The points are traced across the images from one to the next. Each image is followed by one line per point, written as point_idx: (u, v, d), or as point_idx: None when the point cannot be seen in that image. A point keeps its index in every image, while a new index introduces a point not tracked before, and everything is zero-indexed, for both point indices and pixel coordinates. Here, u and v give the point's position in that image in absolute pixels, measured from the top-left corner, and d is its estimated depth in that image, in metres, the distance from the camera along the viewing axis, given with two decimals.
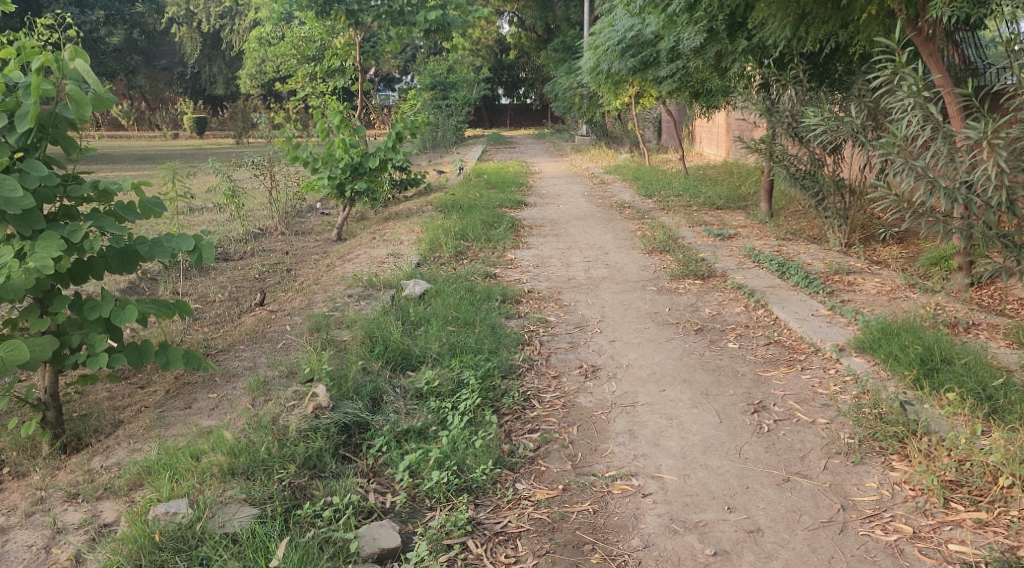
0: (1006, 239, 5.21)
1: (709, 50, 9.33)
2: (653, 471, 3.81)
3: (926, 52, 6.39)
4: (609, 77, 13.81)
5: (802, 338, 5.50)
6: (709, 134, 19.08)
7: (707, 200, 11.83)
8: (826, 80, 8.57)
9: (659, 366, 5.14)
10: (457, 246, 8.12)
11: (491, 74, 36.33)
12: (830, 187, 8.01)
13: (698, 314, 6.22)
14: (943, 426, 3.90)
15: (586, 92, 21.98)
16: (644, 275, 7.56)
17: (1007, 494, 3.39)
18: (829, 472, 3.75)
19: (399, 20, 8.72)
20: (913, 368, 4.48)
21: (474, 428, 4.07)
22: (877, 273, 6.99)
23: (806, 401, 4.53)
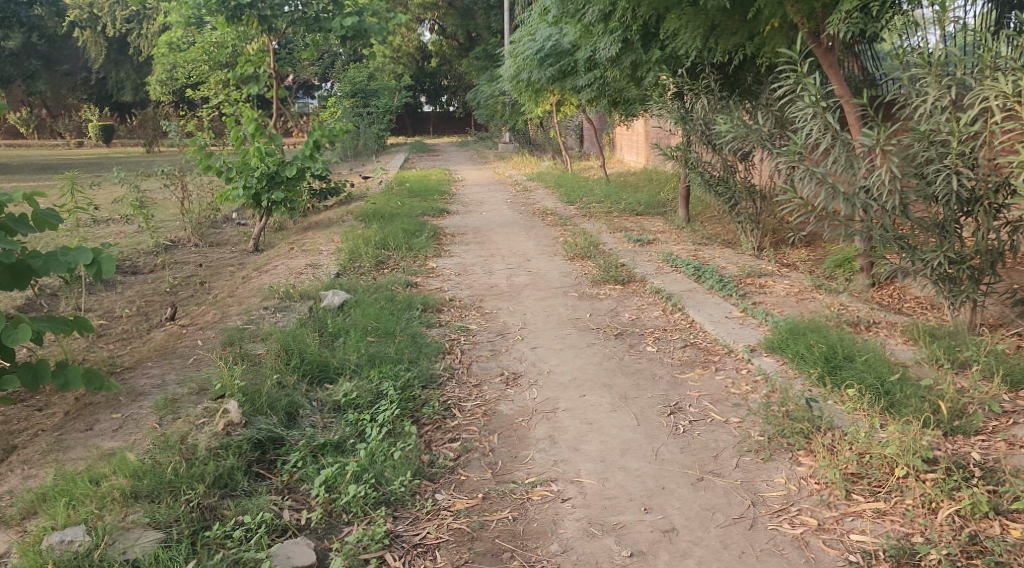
0: (901, 241, 5.45)
1: (625, 60, 9.44)
2: (573, 476, 3.85)
3: (827, 63, 6.72)
4: (530, 85, 13.93)
5: (716, 339, 5.66)
6: (629, 142, 19.45)
7: (627, 206, 12.08)
8: (738, 90, 8.83)
9: (580, 371, 5.21)
10: (378, 255, 8.04)
11: (414, 81, 36.15)
12: (743, 193, 8.31)
13: (618, 319, 6.33)
14: (845, 422, 4.08)
15: (508, 100, 22.11)
16: (565, 281, 7.66)
17: (902, 484, 3.54)
18: (741, 469, 3.87)
19: (314, 26, 8.64)
20: (818, 366, 4.68)
21: (393, 440, 4.03)
22: (787, 275, 7.27)
23: (719, 402, 4.66)
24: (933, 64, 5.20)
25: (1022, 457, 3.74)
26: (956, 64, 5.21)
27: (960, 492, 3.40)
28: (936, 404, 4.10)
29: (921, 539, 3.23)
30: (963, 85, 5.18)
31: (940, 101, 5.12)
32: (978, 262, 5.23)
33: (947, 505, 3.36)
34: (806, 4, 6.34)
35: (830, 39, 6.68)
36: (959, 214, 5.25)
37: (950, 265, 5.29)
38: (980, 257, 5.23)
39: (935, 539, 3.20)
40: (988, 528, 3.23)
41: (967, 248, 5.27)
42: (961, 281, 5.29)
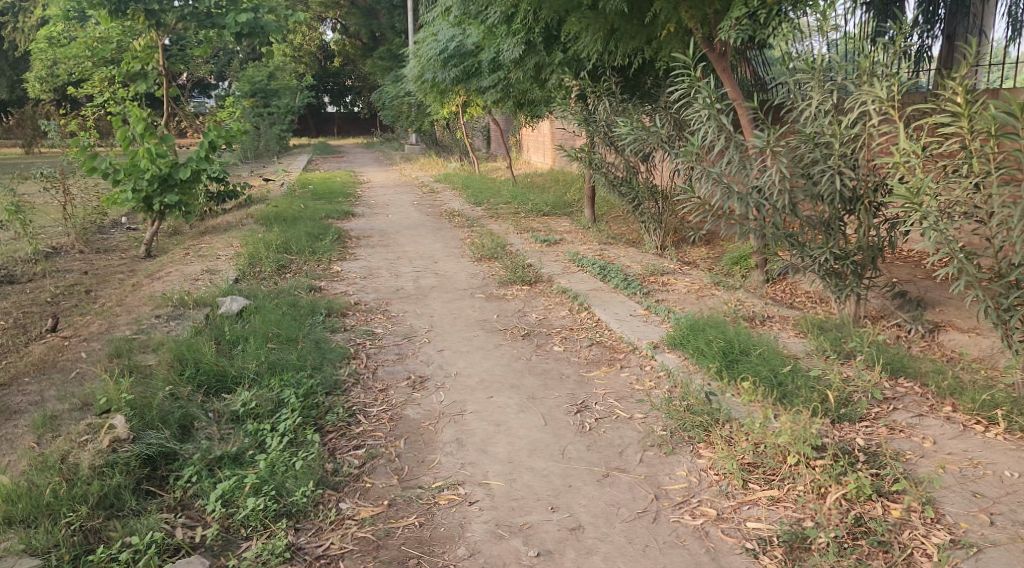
0: (791, 238, 5.69)
1: (528, 62, 9.45)
2: (481, 478, 3.83)
3: (720, 68, 6.97)
4: (434, 86, 13.85)
5: (621, 338, 5.76)
6: (536, 143, 19.60)
7: (534, 207, 12.17)
8: (638, 93, 9.02)
9: (487, 373, 5.20)
10: (279, 259, 7.81)
11: (316, 81, 35.37)
12: (645, 194, 8.53)
13: (525, 320, 6.36)
14: (741, 413, 4.23)
15: (414, 101, 21.93)
16: (472, 282, 7.63)
17: (795, 472, 3.67)
18: (645, 464, 3.94)
19: (206, 22, 8.30)
20: (716, 360, 4.82)
21: (295, 449, 3.91)
22: (688, 273, 7.49)
23: (624, 398, 4.74)
24: (816, 70, 5.49)
25: (901, 441, 3.95)
26: (837, 70, 5.51)
27: (846, 477, 3.56)
28: (824, 393, 4.30)
29: (812, 523, 3.36)
30: (844, 90, 5.48)
31: (823, 105, 5.41)
32: (860, 258, 5.52)
33: (835, 489, 3.51)
34: (699, 10, 6.57)
35: (722, 45, 6.92)
36: (843, 212, 5.51)
37: (836, 260, 5.55)
38: (863, 253, 5.52)
39: (824, 523, 3.34)
40: (871, 509, 3.39)
41: (851, 245, 5.55)
42: (846, 276, 5.57)
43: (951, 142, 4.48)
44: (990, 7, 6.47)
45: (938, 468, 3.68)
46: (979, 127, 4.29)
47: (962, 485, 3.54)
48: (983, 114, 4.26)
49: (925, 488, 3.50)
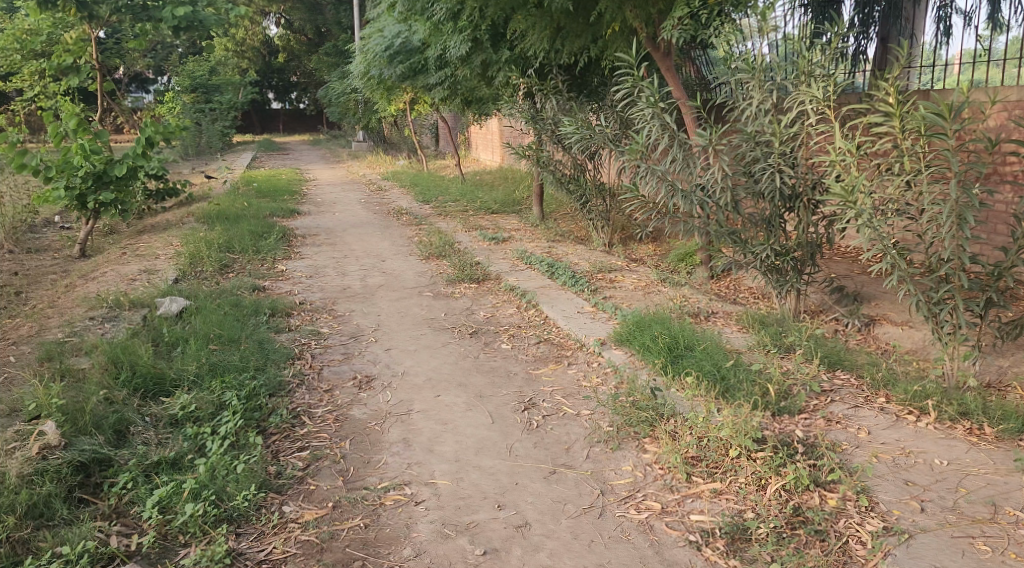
0: (734, 235, 5.79)
1: (475, 59, 9.41)
2: (427, 478, 3.81)
3: (665, 67, 7.05)
4: (381, 82, 13.73)
5: (568, 335, 5.79)
6: (484, 140, 19.56)
7: (482, 204, 12.14)
8: (585, 91, 9.07)
9: (434, 371, 5.17)
10: (221, 258, 7.65)
11: (260, 76, 34.70)
12: (593, 191, 8.60)
13: (473, 318, 6.34)
14: (685, 408, 4.29)
15: (360, 97, 21.67)
16: (420, 281, 7.59)
17: (737, 464, 3.73)
18: (591, 460, 3.97)
19: (142, 15, 8.05)
20: (662, 356, 4.88)
21: (236, 452, 3.82)
22: (635, 270, 7.57)
23: (571, 395, 4.77)
24: (756, 70, 5.61)
25: (837, 432, 4.06)
26: (777, 71, 5.62)
27: (786, 468, 3.64)
28: (766, 387, 4.39)
29: (753, 514, 3.42)
30: (783, 90, 5.60)
31: (764, 104, 5.51)
32: (800, 254, 5.65)
33: (775, 481, 3.58)
34: (643, 10, 6.64)
35: (666, 44, 7.00)
36: (783, 209, 5.64)
37: (777, 257, 5.68)
38: (802, 249, 5.65)
39: (765, 514, 3.40)
40: (809, 499, 3.47)
41: (791, 241, 5.68)
42: (786, 272, 5.69)
43: (884, 141, 4.60)
44: (920, 11, 6.85)
45: (872, 457, 3.79)
46: (910, 126, 4.42)
47: (894, 473, 3.65)
48: (914, 114, 4.39)
49: (860, 477, 3.60)
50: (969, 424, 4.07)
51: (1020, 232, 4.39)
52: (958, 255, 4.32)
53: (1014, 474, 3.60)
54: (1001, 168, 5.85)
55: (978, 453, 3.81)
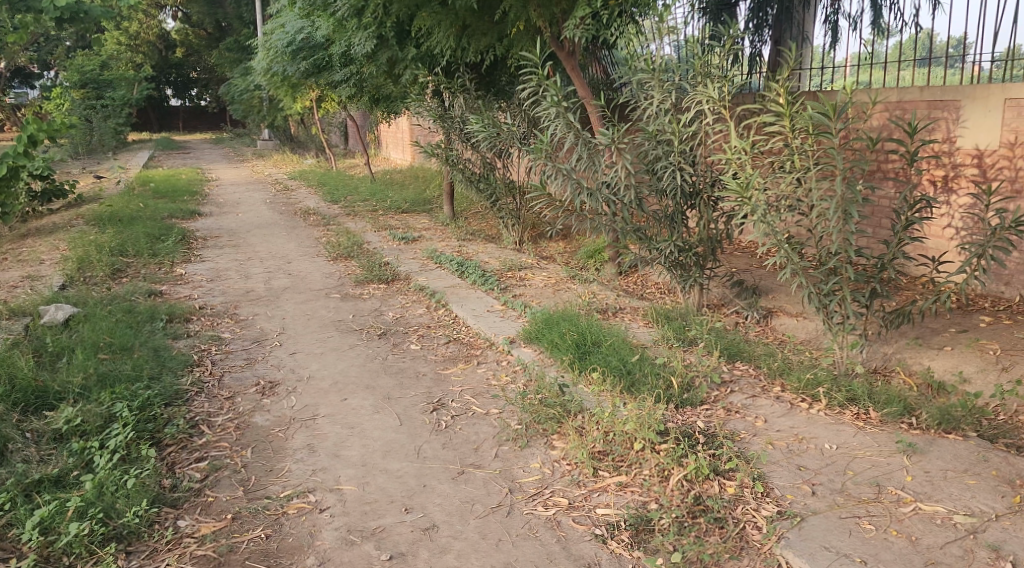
0: (639, 232, 5.90)
1: (380, 56, 9.21)
2: (332, 484, 3.72)
3: (569, 66, 7.12)
4: (285, 79, 13.38)
5: (478, 334, 5.77)
6: (394, 139, 19.33)
7: (392, 204, 12.01)
8: (493, 90, 9.08)
9: (341, 375, 5.06)
10: (113, 263, 7.29)
11: (157, 72, 33.27)
12: (503, 190, 8.64)
13: (382, 319, 6.24)
14: (592, 403, 4.35)
15: (264, 95, 21.06)
16: (328, 282, 7.43)
17: (641, 457, 3.80)
18: (499, 459, 3.97)
19: (20, 5, 7.57)
20: (569, 352, 4.93)
21: (127, 466, 3.65)
22: (544, 268, 7.63)
23: (480, 394, 4.75)
24: (656, 70, 5.71)
25: (736, 421, 4.19)
26: (675, 71, 5.74)
27: (687, 458, 3.72)
28: (669, 380, 4.50)
29: (657, 505, 3.48)
30: (681, 90, 5.71)
31: (663, 104, 5.61)
32: (702, 250, 5.82)
33: (677, 471, 3.66)
34: (547, 9, 6.70)
35: (571, 44, 7.07)
36: (685, 206, 5.79)
37: (680, 252, 5.82)
38: (703, 245, 5.82)
39: (668, 504, 3.47)
40: (709, 487, 3.56)
41: (693, 237, 5.84)
42: (689, 267, 5.85)
43: (775, 140, 4.77)
44: (810, 15, 7.17)
45: (767, 444, 3.93)
46: (799, 126, 4.61)
47: (788, 459, 3.79)
48: (802, 114, 4.59)
49: (756, 464, 3.73)
50: (856, 409, 4.27)
51: (900, 226, 4.64)
52: (845, 249, 4.53)
53: (897, 455, 3.79)
54: (883, 165, 6.18)
55: (865, 436, 4.00)
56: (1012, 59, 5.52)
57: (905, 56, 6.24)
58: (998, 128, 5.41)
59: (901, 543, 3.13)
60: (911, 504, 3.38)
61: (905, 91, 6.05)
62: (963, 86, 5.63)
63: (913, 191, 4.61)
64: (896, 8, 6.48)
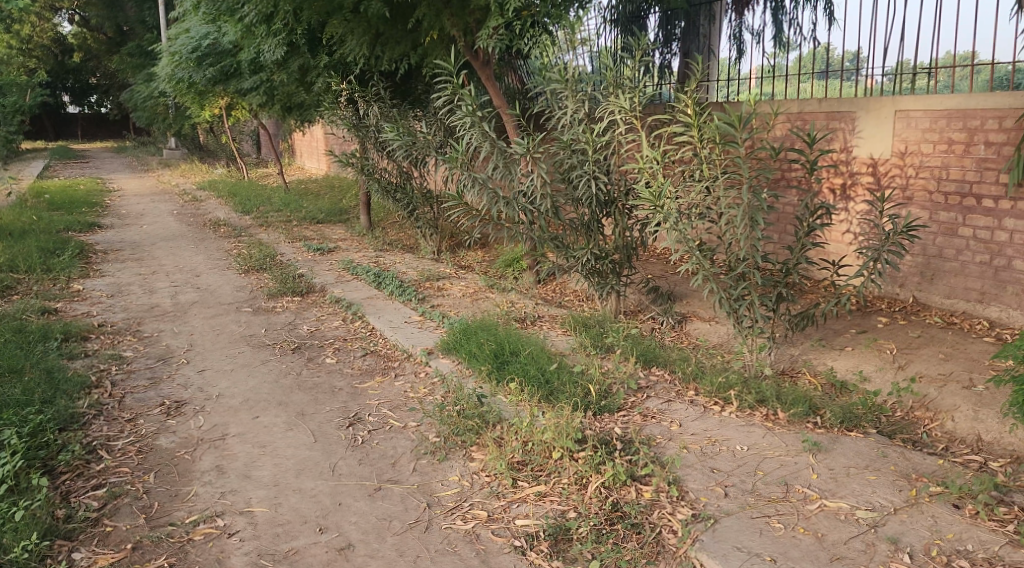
0: (556, 240, 5.94)
1: (292, 64, 9.03)
2: (242, 506, 3.58)
3: (484, 75, 7.14)
4: (192, 85, 12.96)
5: (395, 345, 5.68)
6: (309, 148, 18.96)
7: (307, 214, 11.75)
8: (408, 99, 9.00)
9: (253, 392, 4.89)
10: (3, 280, 6.87)
11: (53, 78, 31.69)
12: (420, 199, 8.57)
13: (296, 333, 6.07)
14: (511, 413, 4.34)
15: (170, 102, 20.34)
16: (239, 295, 7.20)
17: (559, 466, 3.81)
18: (417, 473, 3.91)
19: None
20: (488, 362, 4.90)
21: (16, 498, 3.42)
22: (463, 277, 7.60)
23: (398, 407, 4.68)
24: (569, 80, 5.78)
25: (652, 426, 4.25)
26: (588, 82, 5.82)
27: (605, 465, 3.75)
28: (587, 388, 4.53)
29: (575, 513, 3.48)
30: (594, 101, 5.80)
31: (577, 114, 5.72)
32: (617, 257, 5.90)
33: (595, 478, 3.67)
34: (461, 19, 6.69)
35: (485, 53, 7.09)
36: (600, 214, 5.87)
37: (596, 260, 5.88)
38: (619, 252, 5.90)
39: (586, 512, 3.48)
40: (626, 494, 3.59)
41: (609, 245, 5.91)
42: (606, 274, 5.92)
43: (685, 149, 4.89)
44: (715, 28, 7.41)
45: (682, 448, 3.99)
46: (707, 136, 4.74)
47: (701, 462, 3.86)
48: (709, 125, 4.72)
49: (671, 468, 3.78)
50: (765, 410, 4.39)
51: (802, 232, 4.81)
52: (752, 255, 4.67)
53: (804, 454, 3.92)
54: (787, 174, 6.42)
55: (774, 437, 4.12)
56: (901, 73, 5.80)
57: (805, 69, 6.49)
58: (889, 138, 5.69)
59: (809, 540, 3.21)
60: (817, 502, 3.48)
61: (804, 103, 6.31)
62: (858, 99, 5.89)
63: (814, 198, 4.79)
64: (796, 23, 6.75)
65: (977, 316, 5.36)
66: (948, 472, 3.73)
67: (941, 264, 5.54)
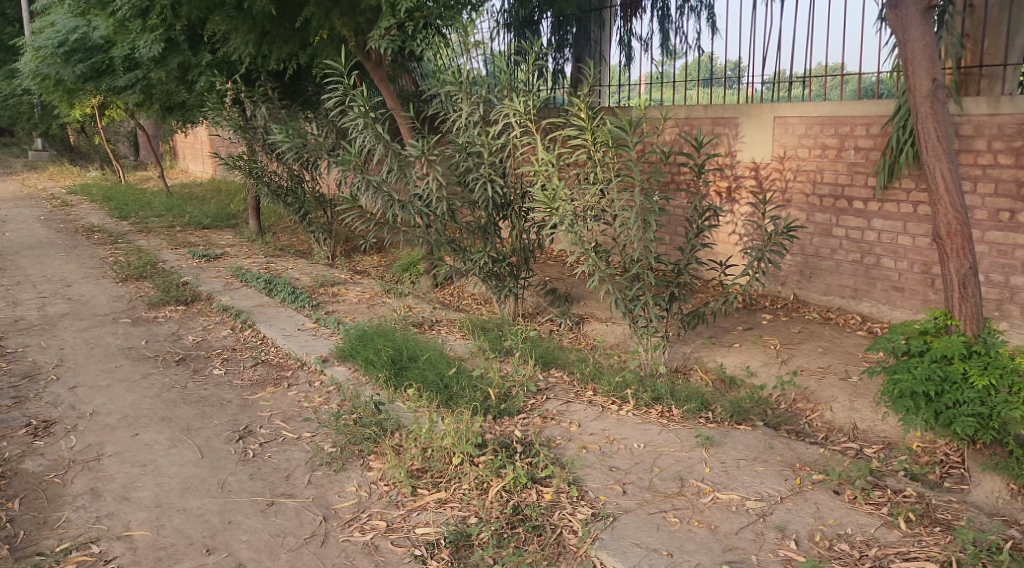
0: (453, 244, 5.90)
1: (170, 61, 8.61)
2: (120, 531, 3.35)
3: (377, 77, 7.02)
4: (61, 83, 12.19)
5: (288, 354, 5.48)
6: (193, 150, 18.18)
7: (192, 219, 11.23)
8: (298, 100, 8.75)
9: (132, 408, 4.60)
10: None
11: None
12: (312, 203, 8.34)
13: (179, 344, 5.77)
14: (409, 419, 4.26)
15: (37, 101, 19.06)
16: (116, 306, 6.78)
17: (459, 471, 3.75)
18: (312, 486, 3.77)
19: None
20: (385, 369, 4.80)
21: None
22: (358, 283, 7.43)
23: (291, 418, 4.51)
24: (463, 83, 5.73)
25: (552, 428, 4.26)
26: (482, 85, 5.79)
27: (505, 469, 3.73)
28: (487, 392, 4.50)
29: (476, 519, 3.44)
30: (488, 104, 5.78)
31: (472, 117, 5.68)
32: (514, 260, 5.91)
33: (495, 483, 3.65)
34: (352, 19, 6.55)
35: (377, 55, 6.97)
36: (497, 217, 5.86)
37: (494, 263, 5.87)
38: (516, 255, 5.92)
39: (486, 517, 3.44)
40: (527, 496, 3.58)
41: (506, 248, 5.92)
42: (504, 278, 5.92)
43: (579, 153, 4.94)
44: (606, 35, 7.56)
45: (580, 448, 4.02)
46: (600, 139, 4.82)
47: (600, 461, 3.90)
48: (602, 129, 4.80)
49: (571, 469, 3.80)
50: (660, 408, 4.49)
51: (692, 233, 4.95)
52: (645, 256, 4.77)
53: (697, 448, 4.02)
54: (677, 177, 6.61)
55: (669, 433, 4.20)
56: (778, 83, 6.09)
57: (691, 76, 6.72)
58: (770, 143, 5.95)
59: (703, 532, 3.29)
60: (710, 494, 3.58)
61: (691, 108, 6.50)
62: (741, 105, 6.13)
63: (702, 201, 4.94)
64: (682, 31, 6.98)
65: (852, 311, 5.67)
66: (829, 460, 3.91)
67: (818, 263, 5.83)
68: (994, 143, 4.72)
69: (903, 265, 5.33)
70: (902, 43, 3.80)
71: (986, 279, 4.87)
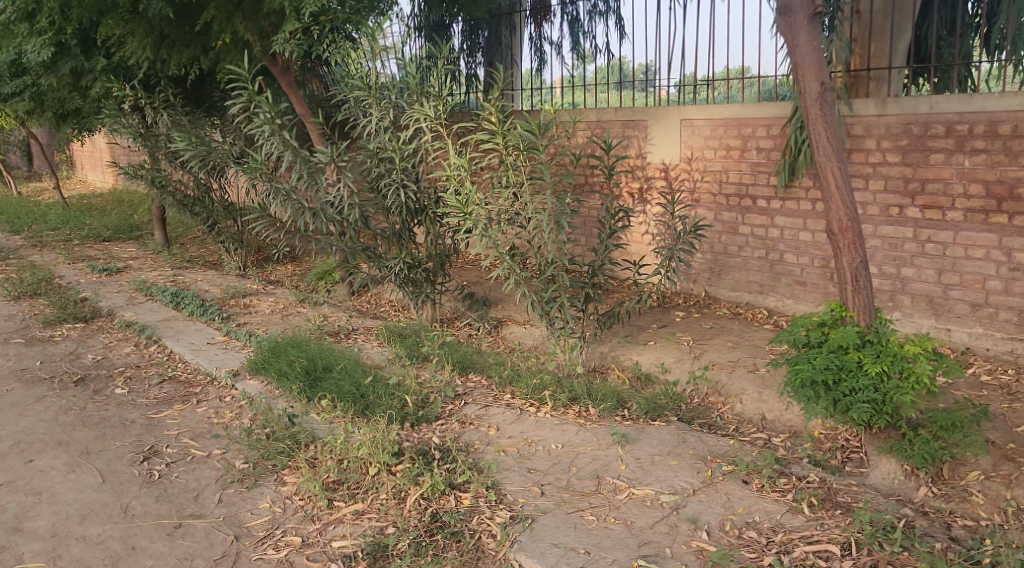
0: (368, 251, 5.82)
1: (62, 67, 8.21)
2: (12, 564, 3.17)
3: (284, 82, 6.87)
4: None
5: (197, 369, 5.29)
6: (93, 160, 17.38)
7: (91, 232, 10.74)
8: (202, 106, 8.48)
9: (25, 433, 4.36)
10: None
11: None
12: (221, 212, 8.12)
13: (78, 363, 5.50)
14: (324, 431, 4.17)
15: None
16: (8, 325, 6.42)
17: (376, 482, 3.70)
18: (223, 504, 3.65)
19: None
20: (299, 381, 4.68)
21: None
22: (271, 293, 7.26)
23: (200, 435, 4.36)
24: (371, 87, 5.65)
25: (470, 433, 4.25)
26: (391, 90, 5.72)
27: (423, 476, 3.70)
28: (404, 399, 4.47)
29: (394, 529, 3.40)
30: (398, 108, 5.72)
31: (382, 121, 5.60)
32: (430, 265, 5.88)
33: (413, 490, 3.61)
34: (255, 23, 6.39)
35: (283, 60, 6.83)
36: (410, 223, 5.82)
37: (409, 269, 5.82)
38: (432, 260, 5.88)
39: (404, 527, 3.40)
40: (445, 503, 3.55)
41: (421, 253, 5.88)
42: (420, 283, 5.88)
43: (490, 156, 4.95)
44: (517, 39, 7.58)
45: (498, 452, 4.03)
46: (511, 143, 4.84)
47: (518, 463, 3.92)
48: (513, 133, 4.83)
49: (489, 473, 3.80)
50: (578, 407, 4.53)
51: (604, 234, 5.02)
52: (559, 258, 4.81)
53: (613, 446, 4.08)
54: (589, 179, 6.71)
55: (586, 433, 4.25)
56: (684, 86, 6.24)
57: (602, 80, 6.85)
58: (677, 144, 6.10)
59: (619, 528, 3.34)
60: (625, 491, 3.64)
61: (602, 111, 6.61)
62: (648, 108, 6.27)
63: (613, 202, 5.02)
64: (591, 36, 7.09)
65: (759, 306, 5.87)
66: (738, 451, 4.03)
67: (726, 260, 6.01)
68: (882, 142, 4.97)
69: (804, 260, 5.55)
70: (792, 49, 3.95)
71: (879, 272, 5.12)
